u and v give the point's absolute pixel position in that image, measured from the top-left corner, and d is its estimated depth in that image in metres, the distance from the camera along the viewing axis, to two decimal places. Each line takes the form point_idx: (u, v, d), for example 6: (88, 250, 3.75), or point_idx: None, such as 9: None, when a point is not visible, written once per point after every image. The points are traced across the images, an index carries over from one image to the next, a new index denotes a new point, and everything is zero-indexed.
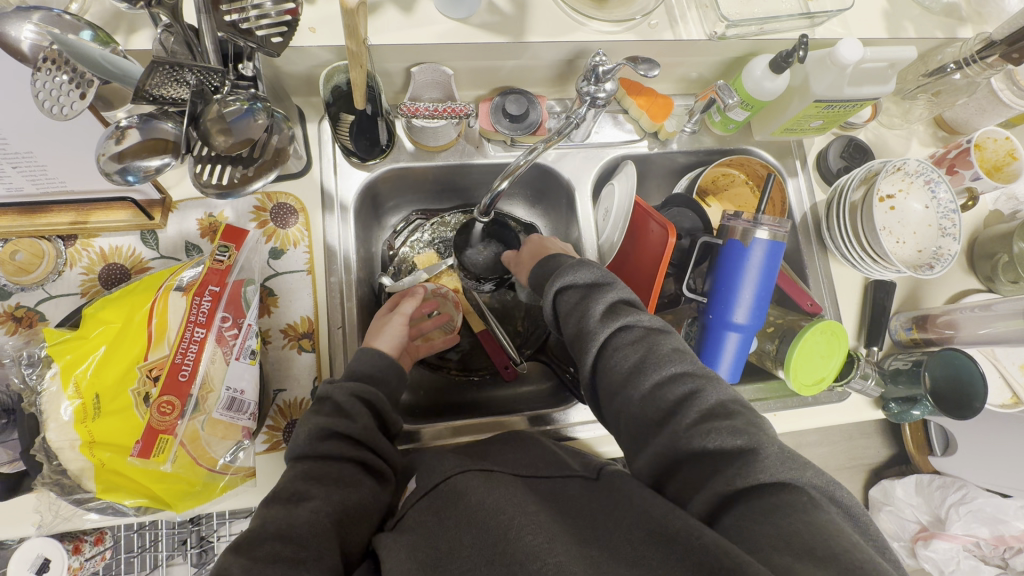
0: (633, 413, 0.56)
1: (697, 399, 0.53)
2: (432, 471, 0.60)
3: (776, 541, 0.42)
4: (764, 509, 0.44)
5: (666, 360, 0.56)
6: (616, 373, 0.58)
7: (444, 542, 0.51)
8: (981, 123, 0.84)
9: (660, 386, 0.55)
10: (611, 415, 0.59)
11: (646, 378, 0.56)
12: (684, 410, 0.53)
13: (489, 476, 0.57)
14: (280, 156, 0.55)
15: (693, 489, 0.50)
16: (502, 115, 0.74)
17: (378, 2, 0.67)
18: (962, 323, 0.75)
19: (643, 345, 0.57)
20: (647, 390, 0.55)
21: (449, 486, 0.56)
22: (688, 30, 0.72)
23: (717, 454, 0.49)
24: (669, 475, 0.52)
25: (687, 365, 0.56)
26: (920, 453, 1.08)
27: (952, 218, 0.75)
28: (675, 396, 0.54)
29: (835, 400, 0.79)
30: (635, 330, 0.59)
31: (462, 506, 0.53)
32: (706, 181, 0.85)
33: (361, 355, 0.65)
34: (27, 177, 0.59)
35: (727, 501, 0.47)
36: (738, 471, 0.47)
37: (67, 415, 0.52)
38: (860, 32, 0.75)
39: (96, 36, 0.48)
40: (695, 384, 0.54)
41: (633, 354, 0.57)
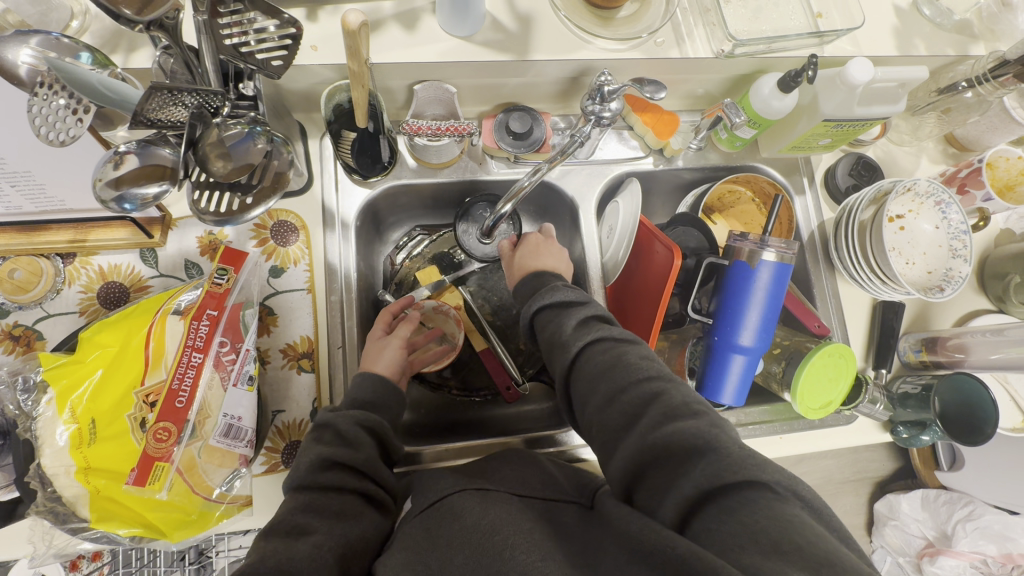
0: (602, 422, 0.54)
1: (660, 402, 0.52)
2: (429, 491, 0.59)
3: (744, 539, 0.41)
4: (730, 509, 0.43)
5: (633, 367, 0.55)
6: (587, 382, 0.57)
7: (434, 560, 0.49)
8: (993, 141, 0.83)
9: (626, 392, 0.54)
10: (585, 427, 0.58)
11: (614, 385, 0.55)
12: (649, 414, 0.51)
13: (483, 495, 0.55)
14: (280, 181, 0.53)
15: (659, 495, 0.48)
16: (506, 133, 0.73)
17: (381, 20, 0.66)
18: (972, 347, 0.73)
19: (611, 354, 0.57)
20: (614, 395, 0.54)
21: (441, 506, 0.55)
22: (694, 48, 0.71)
23: (686, 454, 0.47)
24: (638, 483, 0.50)
25: (653, 371, 0.55)
26: (925, 468, 1.06)
27: (962, 239, 0.74)
28: (640, 400, 0.53)
29: (842, 423, 0.78)
30: (606, 342, 0.58)
31: (457, 526, 0.52)
32: (712, 199, 0.83)
33: (365, 380, 0.64)
34: (26, 197, 0.58)
35: (696, 505, 0.45)
36: (703, 469, 0.46)
37: (62, 441, 0.51)
38: (870, 50, 0.74)
39: (94, 59, 0.49)
40: (660, 387, 0.53)
41: (603, 362, 0.57)
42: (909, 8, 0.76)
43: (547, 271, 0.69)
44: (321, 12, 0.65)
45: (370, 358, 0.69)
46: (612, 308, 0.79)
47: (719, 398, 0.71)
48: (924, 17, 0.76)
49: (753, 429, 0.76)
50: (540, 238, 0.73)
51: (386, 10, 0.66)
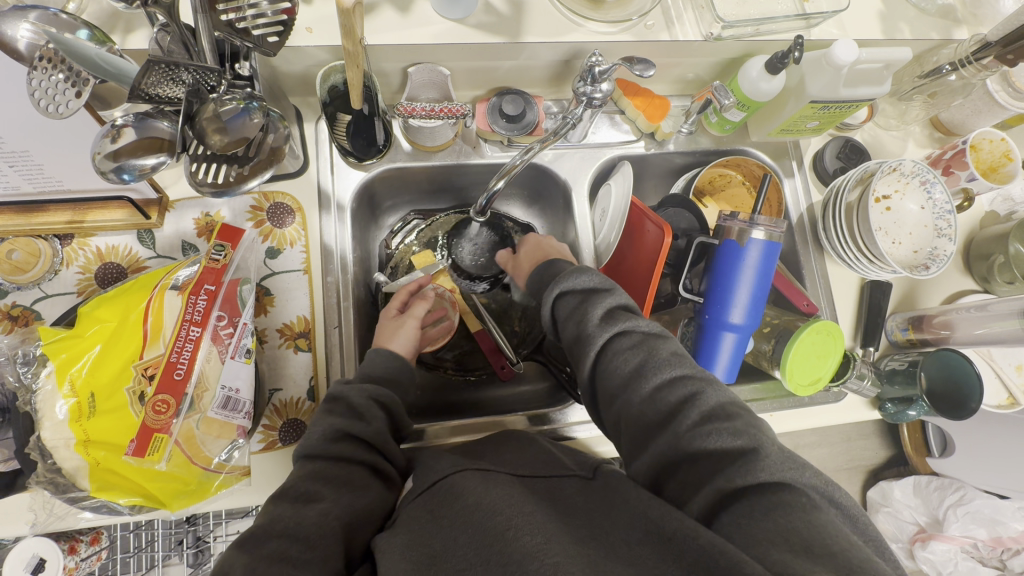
0: (632, 416, 0.55)
1: (696, 402, 0.53)
2: (430, 471, 0.59)
3: (774, 536, 0.43)
4: (764, 507, 0.45)
5: (665, 364, 0.56)
6: (618, 378, 0.57)
7: (438, 541, 0.50)
8: (977, 125, 0.85)
9: (660, 389, 0.55)
10: (610, 418, 0.59)
11: (647, 382, 0.55)
12: (684, 412, 0.53)
13: (485, 475, 0.56)
14: (276, 155, 0.55)
15: (691, 490, 0.50)
16: (499, 115, 0.73)
17: (375, 2, 0.67)
18: (957, 324, 0.75)
19: (643, 350, 0.57)
20: (647, 393, 0.55)
21: (443, 486, 0.56)
22: (684, 31, 0.72)
23: (721, 453, 0.49)
24: (666, 475, 0.52)
25: (685, 368, 0.56)
26: (917, 455, 1.08)
27: (948, 219, 0.75)
28: (675, 399, 0.54)
29: (831, 401, 0.79)
30: (635, 335, 0.59)
31: (458, 505, 0.53)
32: (703, 182, 0.85)
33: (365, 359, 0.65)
34: (24, 177, 0.59)
35: (725, 500, 0.47)
36: (738, 469, 0.48)
37: (62, 414, 0.52)
38: (855, 33, 0.75)
39: (92, 36, 0.49)
40: (694, 386, 0.54)
41: (634, 358, 0.57)
42: None
43: (560, 260, 0.69)
44: None
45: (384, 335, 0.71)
46: None
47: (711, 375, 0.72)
48: (908, 1, 0.78)
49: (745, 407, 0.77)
50: (537, 236, 0.76)
51: None
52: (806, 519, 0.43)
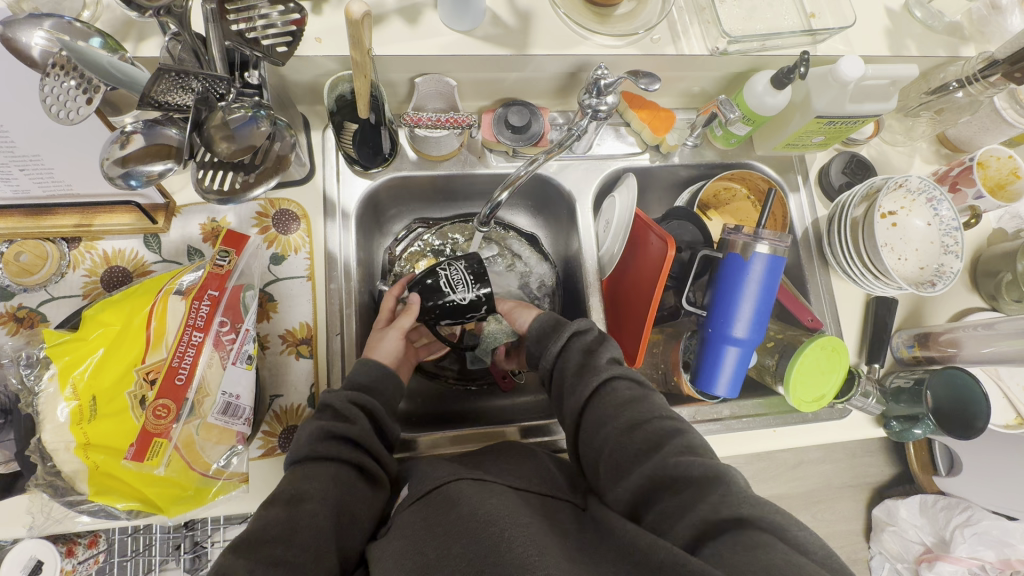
0: (621, 445, 0.56)
1: (683, 436, 0.54)
2: (426, 478, 0.58)
3: (756, 570, 0.41)
4: (746, 543, 0.43)
5: (655, 405, 0.58)
6: (611, 410, 0.58)
7: (431, 551, 0.50)
8: (985, 141, 0.84)
9: (650, 423, 0.56)
10: (593, 453, 0.59)
11: (636, 414, 0.57)
12: (667, 444, 0.53)
13: (483, 485, 0.55)
14: (281, 164, 0.55)
15: (672, 519, 0.50)
16: (505, 126, 0.74)
17: (384, 14, 0.68)
18: (964, 342, 0.74)
19: (636, 391, 0.59)
20: (637, 426, 0.56)
21: (440, 494, 0.54)
22: (690, 45, 0.72)
23: (702, 480, 0.49)
24: (648, 503, 0.52)
25: (670, 413, 0.58)
26: (923, 474, 1.04)
27: (954, 236, 0.75)
28: (661, 432, 0.55)
29: (836, 417, 0.78)
30: (633, 378, 0.61)
31: (455, 514, 0.52)
32: (708, 195, 0.85)
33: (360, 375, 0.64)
34: (34, 181, 0.60)
35: (709, 531, 0.47)
36: (720, 497, 0.47)
37: (63, 416, 0.52)
38: (862, 49, 0.75)
39: (105, 43, 0.50)
40: (681, 426, 0.56)
41: (629, 394, 0.59)
42: (901, 10, 0.78)
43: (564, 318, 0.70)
44: (325, 5, 0.67)
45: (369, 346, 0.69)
46: (607, 300, 0.80)
47: (713, 390, 0.71)
48: (915, 18, 0.77)
49: (748, 421, 0.76)
50: None
51: (389, 5, 0.68)
52: (791, 558, 0.41)
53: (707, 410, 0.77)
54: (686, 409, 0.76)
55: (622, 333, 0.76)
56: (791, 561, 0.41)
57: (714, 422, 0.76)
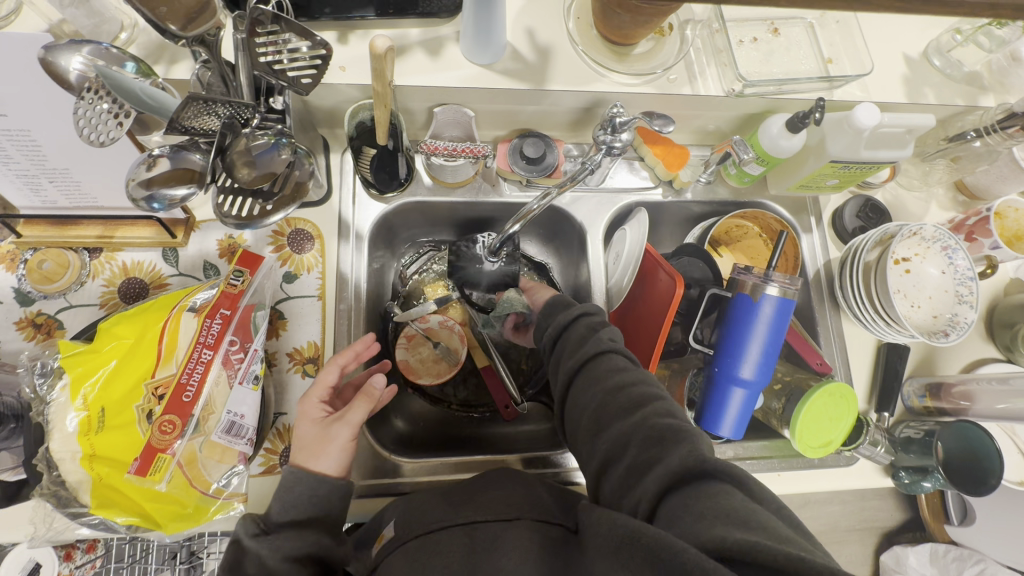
0: (604, 403, 0.55)
1: (663, 403, 0.54)
2: (415, 521, 0.57)
3: (714, 512, 0.41)
4: (708, 493, 0.44)
5: (643, 373, 0.58)
6: (601, 371, 0.58)
7: None
8: (1003, 191, 0.83)
9: (636, 386, 0.56)
10: (576, 414, 0.58)
11: (623, 377, 0.56)
12: (647, 408, 0.53)
13: (472, 534, 0.54)
14: (299, 191, 0.57)
15: (638, 478, 0.49)
16: (520, 157, 0.76)
17: (407, 46, 0.70)
18: (978, 395, 0.72)
19: (627, 360, 0.59)
20: (624, 387, 0.56)
21: (426, 540, 0.54)
22: (706, 86, 0.73)
23: (675, 440, 0.49)
24: (618, 465, 0.51)
25: (655, 383, 0.58)
26: (935, 522, 1.02)
27: (969, 285, 0.74)
28: (642, 397, 0.54)
29: (843, 464, 0.77)
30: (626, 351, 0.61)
31: (439, 564, 0.51)
32: (719, 232, 0.85)
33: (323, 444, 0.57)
34: (61, 193, 0.62)
35: (675, 487, 0.46)
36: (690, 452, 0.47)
37: (72, 426, 0.53)
38: (879, 96, 0.75)
39: (138, 68, 0.52)
40: (663, 396, 0.56)
41: (620, 361, 0.59)
42: (919, 58, 0.78)
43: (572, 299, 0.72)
44: (351, 36, 0.69)
45: (305, 451, 0.57)
46: None
47: (717, 431, 0.70)
48: (934, 67, 0.78)
49: (752, 464, 0.75)
50: None
51: (412, 37, 0.70)
52: (746, 504, 0.42)
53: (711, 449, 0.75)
54: None
55: None
56: (747, 506, 0.42)
57: None
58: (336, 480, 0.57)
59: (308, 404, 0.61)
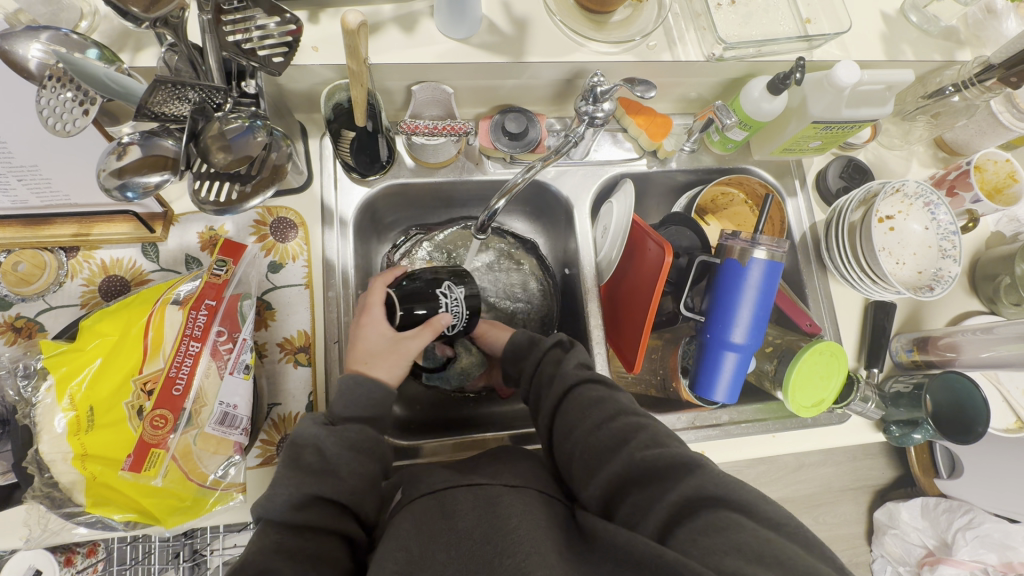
0: (588, 443, 0.55)
1: (647, 430, 0.54)
2: (419, 483, 0.56)
3: (730, 549, 0.43)
4: (717, 525, 0.45)
5: (624, 404, 0.57)
6: (578, 412, 0.57)
7: (416, 547, 0.48)
8: (982, 145, 0.84)
9: (615, 420, 0.55)
10: (563, 453, 0.57)
11: (603, 414, 0.56)
12: (633, 442, 0.53)
13: (477, 492, 0.53)
14: (277, 173, 0.56)
15: (642, 512, 0.50)
16: (502, 133, 0.74)
17: (380, 22, 0.68)
18: (963, 346, 0.74)
19: (604, 392, 0.59)
20: (604, 423, 0.55)
21: (432, 501, 0.53)
22: (686, 52, 0.73)
23: (673, 468, 0.50)
24: (618, 498, 0.51)
25: (639, 411, 0.58)
26: (924, 476, 1.03)
27: (952, 240, 0.75)
28: (626, 431, 0.54)
29: (835, 422, 0.78)
30: (599, 381, 0.61)
31: (446, 525, 0.50)
32: (705, 200, 0.85)
33: (351, 391, 0.59)
34: (31, 191, 0.59)
35: (681, 515, 0.47)
36: (688, 477, 0.48)
37: (60, 427, 0.52)
38: (858, 55, 0.75)
39: (101, 55, 0.50)
40: (645, 421, 0.55)
41: (595, 395, 0.59)
42: (896, 15, 0.78)
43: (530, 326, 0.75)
44: (322, 15, 0.67)
45: (372, 358, 0.61)
46: (604, 310, 0.79)
47: (712, 396, 0.70)
48: (911, 23, 0.78)
49: (746, 427, 0.76)
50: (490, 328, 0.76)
51: (386, 13, 0.68)
52: (762, 534, 0.44)
53: (706, 415, 0.76)
54: (683, 414, 0.76)
55: (621, 339, 0.76)
56: (760, 537, 0.43)
57: (713, 427, 0.76)
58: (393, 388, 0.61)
59: (374, 323, 0.63)
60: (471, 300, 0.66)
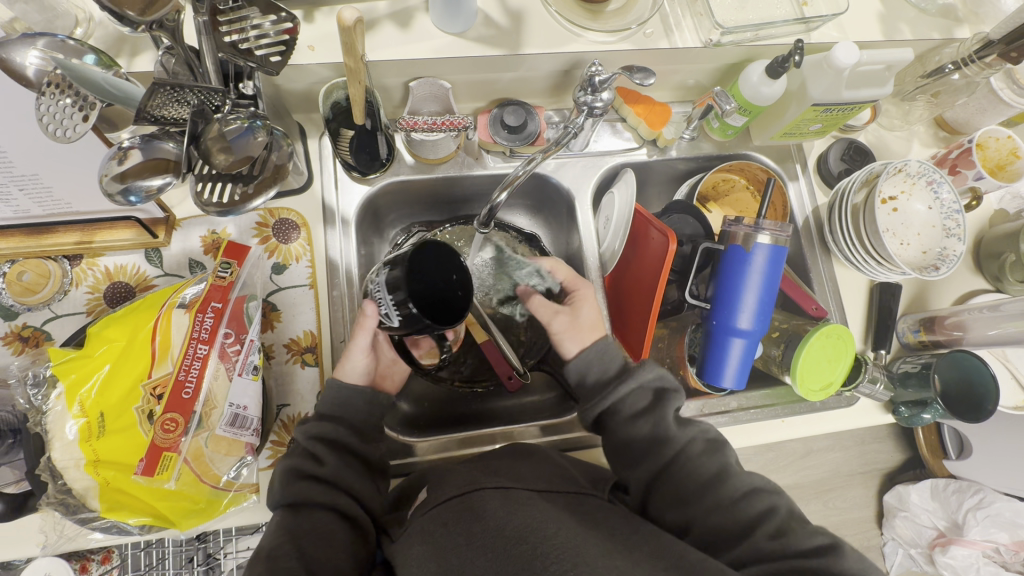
0: (712, 523, 0.58)
1: (773, 515, 0.58)
2: (443, 486, 0.56)
3: None
4: None
5: (737, 475, 0.61)
6: (694, 485, 0.60)
7: (454, 555, 0.47)
8: (983, 123, 0.84)
9: (739, 502, 0.59)
10: (672, 518, 0.60)
11: (723, 492, 0.59)
12: (761, 526, 0.57)
13: (505, 493, 0.53)
14: (280, 173, 0.56)
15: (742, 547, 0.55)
16: (501, 127, 0.74)
17: (375, 19, 0.67)
18: (971, 325, 0.74)
19: (715, 460, 0.61)
20: (728, 502, 0.59)
21: (461, 504, 0.52)
22: (683, 39, 0.72)
23: (808, 554, 0.54)
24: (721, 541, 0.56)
25: (753, 480, 0.61)
26: (934, 458, 1.00)
27: (955, 219, 0.75)
28: (753, 513, 0.58)
29: (844, 405, 0.78)
30: (704, 442, 0.63)
31: (479, 527, 0.49)
32: (706, 187, 0.85)
33: (326, 389, 0.63)
34: (33, 200, 0.59)
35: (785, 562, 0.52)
36: (822, 562, 0.53)
37: (72, 434, 0.52)
38: (856, 36, 0.75)
39: (99, 60, 0.49)
40: (767, 499, 0.59)
41: (708, 466, 0.61)
42: None
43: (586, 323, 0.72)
44: (317, 13, 0.67)
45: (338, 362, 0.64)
46: (610, 301, 0.79)
47: (720, 382, 0.70)
48: (909, 2, 0.77)
49: (755, 413, 0.76)
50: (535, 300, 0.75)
51: (381, 9, 0.68)
52: None
53: (714, 402, 0.76)
54: (692, 402, 0.75)
55: (628, 330, 0.75)
56: None
57: (723, 414, 0.75)
58: (361, 385, 0.63)
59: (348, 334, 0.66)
60: (392, 283, 0.52)
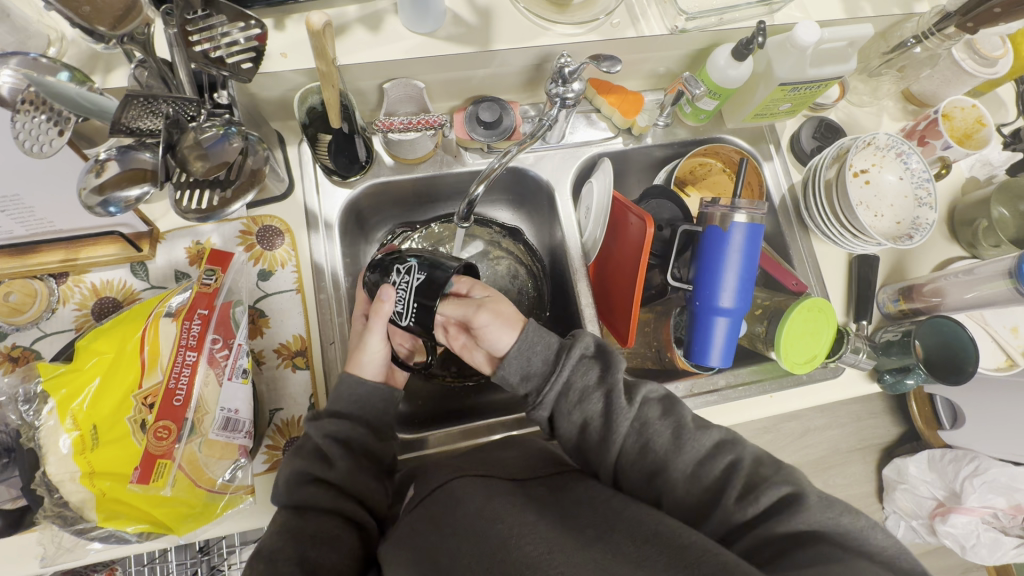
0: (687, 497, 0.55)
1: (738, 473, 0.55)
2: (431, 478, 0.56)
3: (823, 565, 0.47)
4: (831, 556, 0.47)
5: (692, 441, 0.56)
6: (651, 466, 0.57)
7: (442, 551, 0.47)
8: (949, 94, 0.86)
9: (700, 467, 0.56)
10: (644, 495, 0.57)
11: (685, 460, 0.56)
12: (728, 494, 0.54)
13: (488, 483, 0.53)
14: (256, 177, 0.57)
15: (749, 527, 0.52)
16: (476, 123, 0.75)
17: (346, 24, 0.69)
18: (948, 290, 0.75)
19: (666, 436, 0.57)
20: (690, 472, 0.56)
21: (443, 493, 0.53)
22: (650, 26, 0.74)
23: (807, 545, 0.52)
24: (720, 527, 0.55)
25: (717, 434, 0.57)
26: (928, 429, 1.02)
27: (926, 187, 0.77)
28: (718, 478, 0.55)
29: (830, 375, 0.80)
30: (649, 412, 0.58)
31: (460, 512, 0.49)
32: (684, 172, 0.86)
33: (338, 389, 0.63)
34: (16, 221, 0.59)
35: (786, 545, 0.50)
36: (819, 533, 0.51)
37: (66, 448, 0.53)
38: (818, 14, 0.76)
39: (73, 76, 0.50)
40: (731, 454, 0.56)
41: (660, 440, 0.57)
42: None
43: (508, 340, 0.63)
44: (288, 21, 0.67)
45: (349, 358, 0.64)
46: (595, 289, 0.81)
47: (707, 362, 0.71)
48: None
49: (744, 390, 0.78)
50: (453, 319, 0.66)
51: (350, 13, 0.69)
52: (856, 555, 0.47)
53: (703, 381, 0.78)
54: (681, 383, 0.77)
55: (614, 320, 0.77)
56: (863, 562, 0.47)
57: (711, 393, 0.77)
58: (375, 382, 0.63)
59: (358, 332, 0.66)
60: (422, 293, 0.57)
